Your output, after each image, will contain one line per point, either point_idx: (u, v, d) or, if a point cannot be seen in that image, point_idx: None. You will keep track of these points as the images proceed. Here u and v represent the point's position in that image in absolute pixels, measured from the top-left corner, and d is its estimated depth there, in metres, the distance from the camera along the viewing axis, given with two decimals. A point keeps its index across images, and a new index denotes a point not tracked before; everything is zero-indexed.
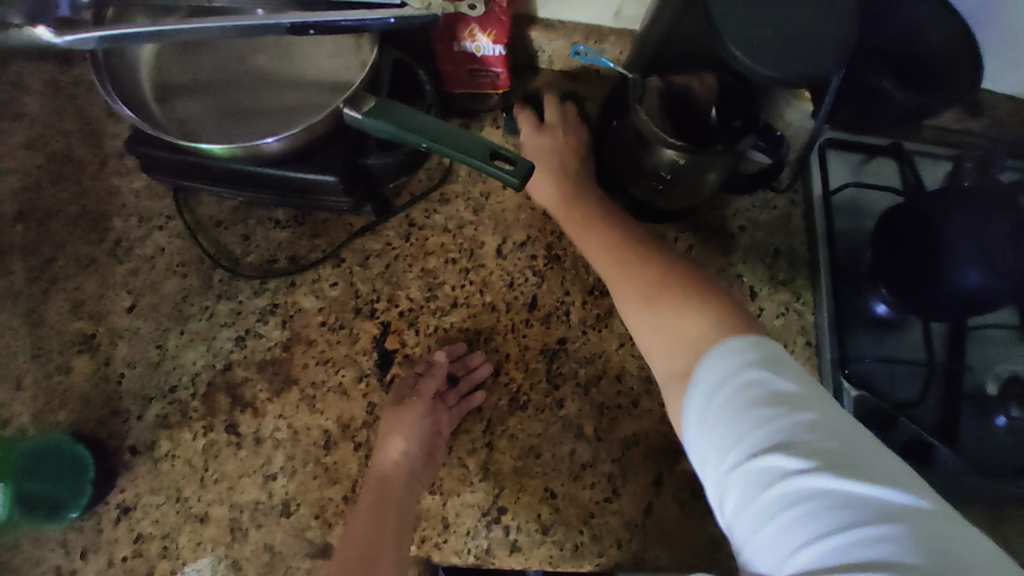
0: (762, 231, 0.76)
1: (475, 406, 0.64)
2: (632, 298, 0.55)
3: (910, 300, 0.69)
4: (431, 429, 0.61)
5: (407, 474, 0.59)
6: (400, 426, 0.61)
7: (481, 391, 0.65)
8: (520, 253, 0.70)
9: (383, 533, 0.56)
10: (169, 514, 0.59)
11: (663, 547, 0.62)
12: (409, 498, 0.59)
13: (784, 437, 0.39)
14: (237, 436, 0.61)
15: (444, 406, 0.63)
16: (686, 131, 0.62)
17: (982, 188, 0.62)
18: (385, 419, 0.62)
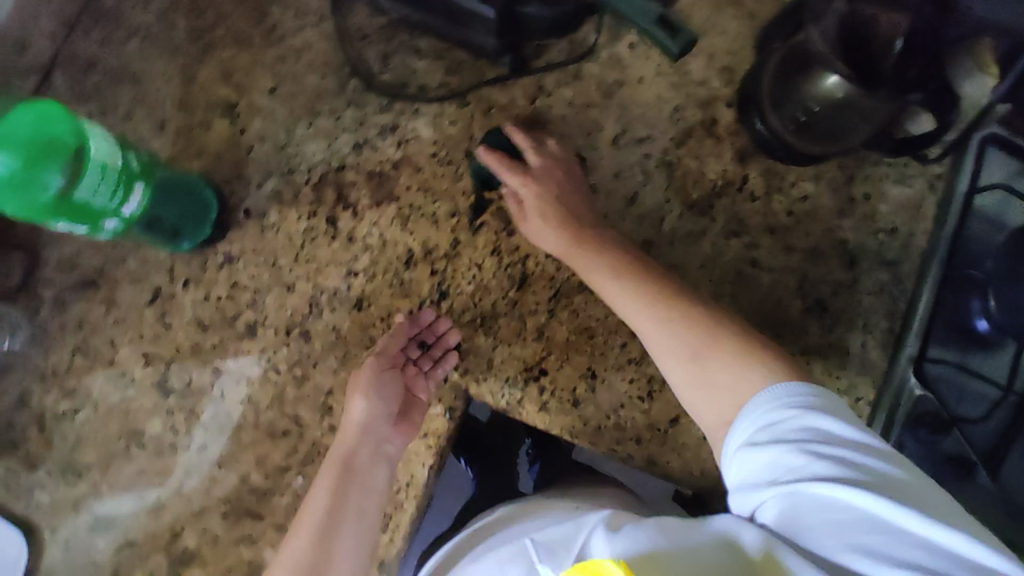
0: (887, 205, 0.70)
1: (452, 368, 0.66)
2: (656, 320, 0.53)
3: (1014, 322, 0.65)
4: (393, 392, 0.64)
5: (369, 431, 0.62)
6: (366, 389, 0.63)
7: (456, 352, 0.66)
8: (635, 149, 0.70)
9: (342, 504, 0.57)
10: (264, 275, 0.67)
11: (676, 456, 0.66)
12: (371, 457, 0.61)
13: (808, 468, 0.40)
14: (334, 229, 0.67)
15: (419, 370, 0.65)
16: (861, 64, 0.55)
17: None
18: (349, 384, 0.65)
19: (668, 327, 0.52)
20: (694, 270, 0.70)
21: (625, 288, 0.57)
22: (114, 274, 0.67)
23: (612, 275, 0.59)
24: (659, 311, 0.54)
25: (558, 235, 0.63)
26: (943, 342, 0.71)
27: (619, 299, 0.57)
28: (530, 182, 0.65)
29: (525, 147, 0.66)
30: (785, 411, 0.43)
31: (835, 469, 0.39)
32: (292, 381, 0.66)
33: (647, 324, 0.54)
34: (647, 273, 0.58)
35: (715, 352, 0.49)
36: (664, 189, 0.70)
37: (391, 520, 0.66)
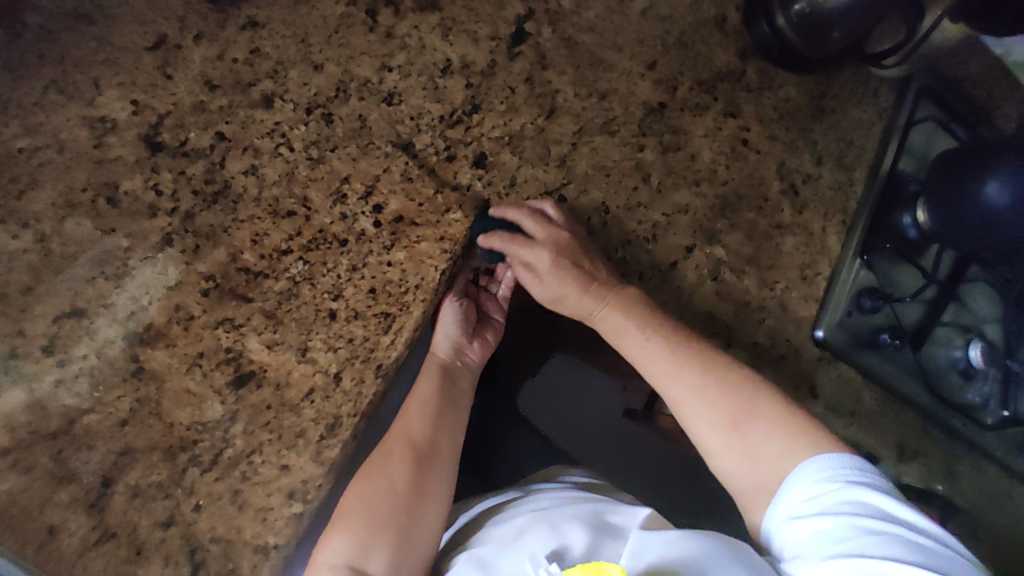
0: (849, 119, 0.83)
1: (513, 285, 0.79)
2: (701, 400, 0.58)
3: (938, 216, 0.77)
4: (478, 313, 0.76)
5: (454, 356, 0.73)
6: (444, 325, 0.72)
7: None
8: (658, 24, 0.77)
9: (440, 398, 0.69)
10: (291, 48, 0.63)
11: (670, 297, 0.72)
12: (460, 374, 0.73)
13: (837, 532, 0.46)
14: (373, 23, 0.65)
15: (488, 293, 0.78)
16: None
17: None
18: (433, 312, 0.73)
19: (733, 425, 0.56)
20: (698, 137, 0.76)
21: (676, 377, 0.60)
22: (113, 11, 0.60)
23: (655, 345, 0.62)
24: (717, 404, 0.57)
25: (579, 298, 0.64)
26: (884, 239, 0.81)
27: (668, 384, 0.60)
28: (544, 245, 0.63)
29: (526, 224, 0.64)
30: (834, 485, 0.49)
31: (864, 539, 0.44)
32: (306, 160, 0.61)
33: (707, 418, 0.57)
34: (682, 347, 0.61)
35: (756, 423, 0.56)
36: (678, 63, 0.77)
37: (395, 321, 0.62)
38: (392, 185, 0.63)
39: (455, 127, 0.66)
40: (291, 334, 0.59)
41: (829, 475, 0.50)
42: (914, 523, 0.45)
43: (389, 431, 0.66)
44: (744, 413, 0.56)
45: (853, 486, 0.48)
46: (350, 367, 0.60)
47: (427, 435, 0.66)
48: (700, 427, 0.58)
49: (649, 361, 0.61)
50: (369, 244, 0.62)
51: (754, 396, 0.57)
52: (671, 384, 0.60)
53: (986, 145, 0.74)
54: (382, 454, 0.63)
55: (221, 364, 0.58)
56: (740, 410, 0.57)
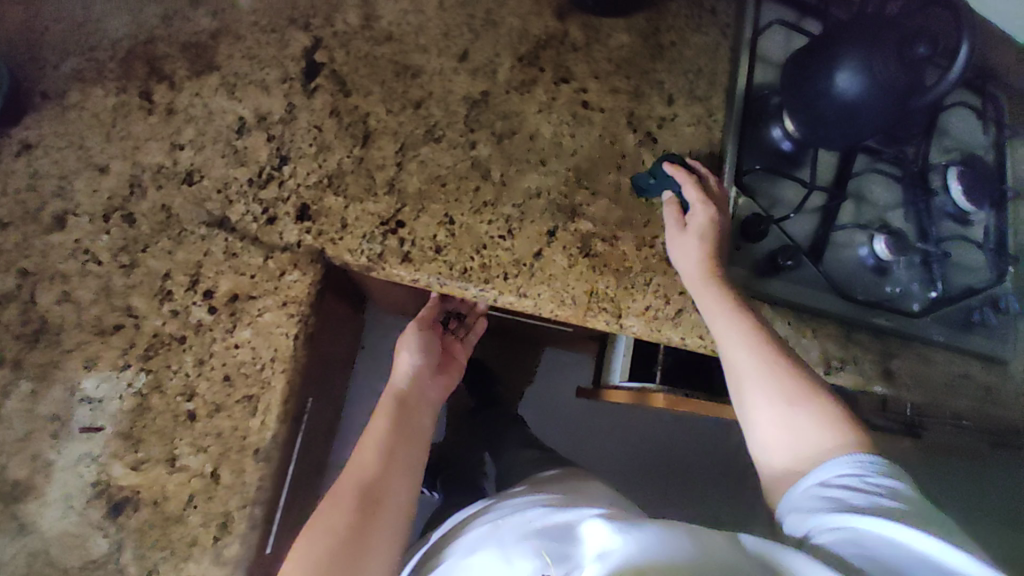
0: (690, 50, 0.80)
1: (481, 330, 0.96)
2: (756, 368, 0.58)
3: (802, 122, 0.74)
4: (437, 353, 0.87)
5: (419, 379, 0.80)
6: (404, 358, 0.82)
7: (482, 321, 0.97)
8: (460, 10, 0.72)
9: (399, 424, 0.71)
10: (70, 159, 0.60)
11: (546, 288, 0.68)
12: (422, 398, 0.78)
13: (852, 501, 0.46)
14: (150, 104, 0.62)
15: (452, 340, 0.92)
16: None
17: (877, 20, 0.67)
18: (399, 344, 0.85)
19: (789, 405, 0.55)
20: (533, 115, 0.72)
21: (753, 352, 0.59)
22: None
23: (740, 324, 0.61)
24: (772, 391, 0.57)
25: (677, 235, 0.68)
26: (759, 158, 0.79)
27: (736, 349, 0.61)
28: (710, 207, 0.66)
29: (687, 187, 0.68)
30: (846, 466, 0.49)
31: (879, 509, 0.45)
32: (119, 270, 0.59)
33: (766, 388, 0.57)
34: (772, 337, 0.61)
35: (807, 407, 0.54)
36: (493, 45, 0.72)
37: (259, 401, 0.60)
38: (218, 265, 0.61)
39: (267, 185, 0.63)
40: (154, 448, 0.58)
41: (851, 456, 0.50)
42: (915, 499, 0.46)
43: (340, 478, 0.65)
44: (806, 394, 0.56)
45: (871, 475, 0.48)
46: (226, 461, 0.59)
47: (377, 471, 0.65)
48: (758, 415, 0.57)
49: (720, 329, 0.62)
50: (210, 334, 0.60)
51: (825, 395, 0.56)
52: (736, 352, 0.60)
53: (828, 37, 0.70)
54: (330, 500, 0.61)
55: (92, 499, 0.57)
56: (803, 392, 0.56)
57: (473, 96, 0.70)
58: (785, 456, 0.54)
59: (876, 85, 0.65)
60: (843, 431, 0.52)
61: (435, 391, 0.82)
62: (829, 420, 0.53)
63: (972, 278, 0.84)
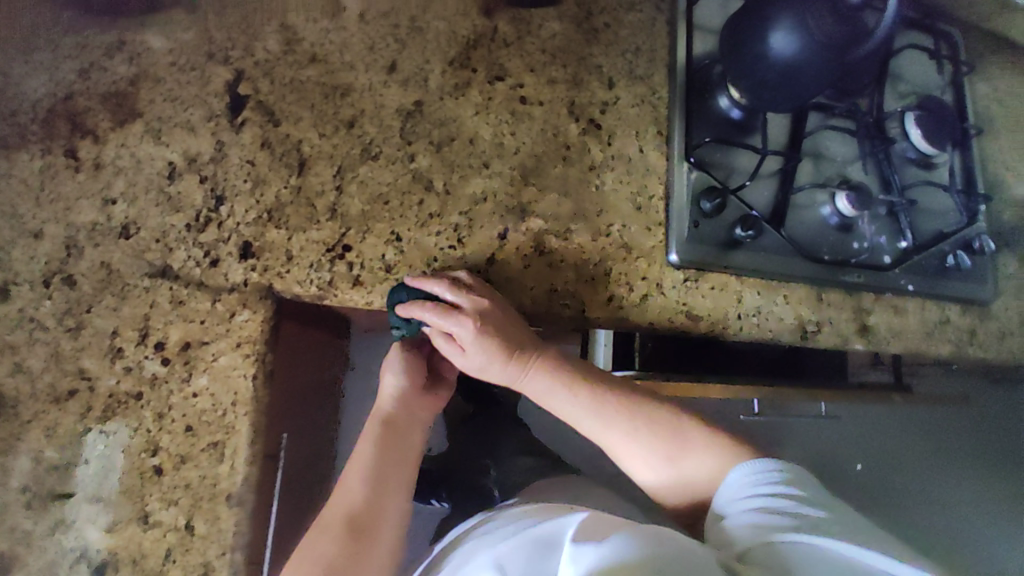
0: (625, 29, 0.78)
1: (477, 337, 0.93)
2: (622, 435, 0.64)
3: (746, 89, 0.72)
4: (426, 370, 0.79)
5: (406, 403, 0.75)
6: (389, 383, 0.76)
7: (475, 325, 0.94)
8: (383, 21, 0.71)
9: (387, 449, 0.70)
10: (3, 227, 0.59)
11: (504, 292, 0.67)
12: (411, 420, 0.75)
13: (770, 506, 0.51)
14: (76, 161, 0.61)
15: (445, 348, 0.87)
16: None
17: None
18: (381, 365, 0.77)
19: (669, 460, 0.63)
20: (471, 118, 0.70)
21: (612, 427, 0.65)
22: None
23: (580, 400, 0.65)
24: (650, 449, 0.64)
25: (502, 369, 0.65)
26: (710, 129, 0.77)
27: (596, 427, 0.65)
28: (469, 318, 0.63)
29: (450, 294, 0.63)
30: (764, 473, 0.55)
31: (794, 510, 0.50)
32: (66, 334, 0.58)
33: (646, 457, 0.64)
34: (613, 398, 0.66)
35: (688, 457, 0.62)
36: (421, 52, 0.71)
37: (226, 447, 0.59)
38: (166, 316, 0.60)
39: (206, 228, 0.62)
40: (125, 507, 0.57)
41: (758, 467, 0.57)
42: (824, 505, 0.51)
43: (328, 506, 0.64)
44: (672, 448, 0.63)
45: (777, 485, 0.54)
46: (200, 510, 0.58)
47: (366, 501, 0.64)
48: (641, 465, 0.64)
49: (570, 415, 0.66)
50: (167, 385, 0.59)
51: (687, 429, 0.64)
52: (610, 433, 0.65)
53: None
54: (319, 526, 0.62)
55: (71, 565, 0.56)
56: (669, 445, 0.63)
57: (406, 108, 0.69)
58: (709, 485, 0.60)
59: (815, 42, 0.63)
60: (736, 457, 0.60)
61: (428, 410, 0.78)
62: (708, 454, 0.61)
63: (943, 222, 0.82)
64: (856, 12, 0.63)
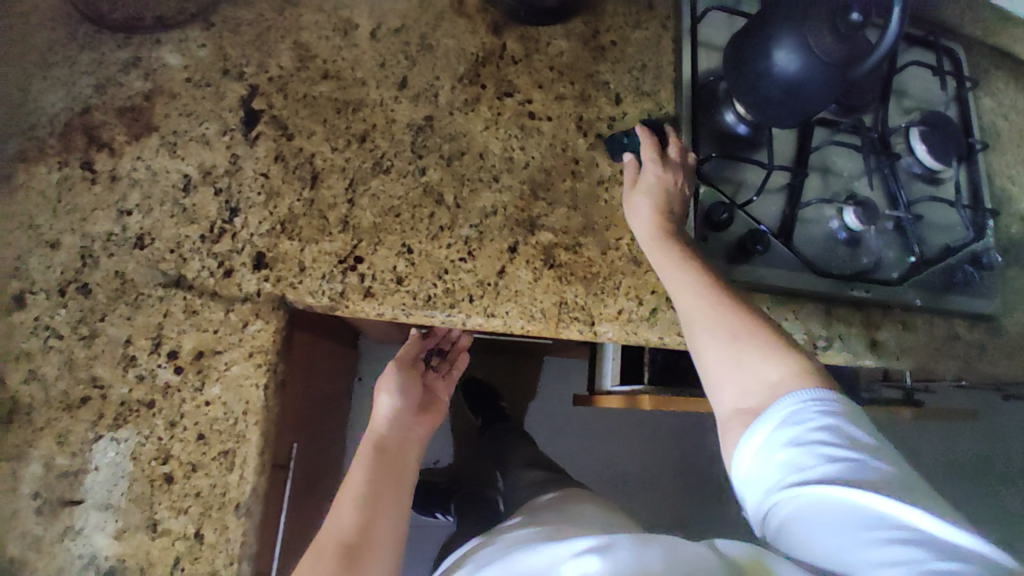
0: (631, 47, 0.79)
1: (466, 352, 0.95)
2: (711, 330, 0.56)
3: (752, 104, 0.73)
4: (419, 388, 0.84)
5: (400, 420, 0.78)
6: (383, 404, 0.78)
7: (465, 336, 0.94)
8: (394, 38, 0.72)
9: (379, 473, 0.70)
10: (21, 238, 0.60)
11: (513, 304, 0.67)
12: (405, 439, 0.77)
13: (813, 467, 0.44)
14: (93, 173, 0.62)
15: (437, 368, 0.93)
16: None
17: None
18: (376, 384, 0.80)
19: (731, 338, 0.55)
20: (480, 133, 0.72)
21: (719, 321, 0.56)
22: None
23: (694, 276, 0.60)
24: (718, 330, 0.56)
25: (633, 203, 0.68)
26: (716, 144, 0.79)
27: (687, 309, 0.58)
28: (657, 171, 0.69)
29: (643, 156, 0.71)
30: (790, 416, 0.47)
31: (854, 473, 0.43)
32: (79, 342, 0.59)
33: (716, 326, 0.56)
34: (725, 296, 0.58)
35: (763, 364, 0.52)
36: (431, 69, 0.72)
37: (236, 456, 0.60)
38: (180, 325, 0.61)
39: (220, 239, 0.63)
40: (134, 515, 0.57)
41: (813, 397, 0.48)
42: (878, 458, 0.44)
43: (319, 532, 0.64)
44: (744, 330, 0.55)
45: (828, 421, 0.46)
46: (208, 519, 0.58)
47: (360, 524, 0.64)
48: (732, 384, 0.53)
49: (676, 285, 0.61)
50: (179, 394, 0.60)
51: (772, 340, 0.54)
52: (690, 300, 0.59)
53: (762, 16, 0.70)
54: (312, 556, 0.61)
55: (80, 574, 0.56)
56: (741, 332, 0.55)
57: (417, 123, 0.70)
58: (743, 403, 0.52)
59: (815, 58, 0.64)
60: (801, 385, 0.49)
61: (416, 428, 0.82)
62: (779, 365, 0.51)
63: (948, 236, 0.82)
64: (859, 29, 0.64)
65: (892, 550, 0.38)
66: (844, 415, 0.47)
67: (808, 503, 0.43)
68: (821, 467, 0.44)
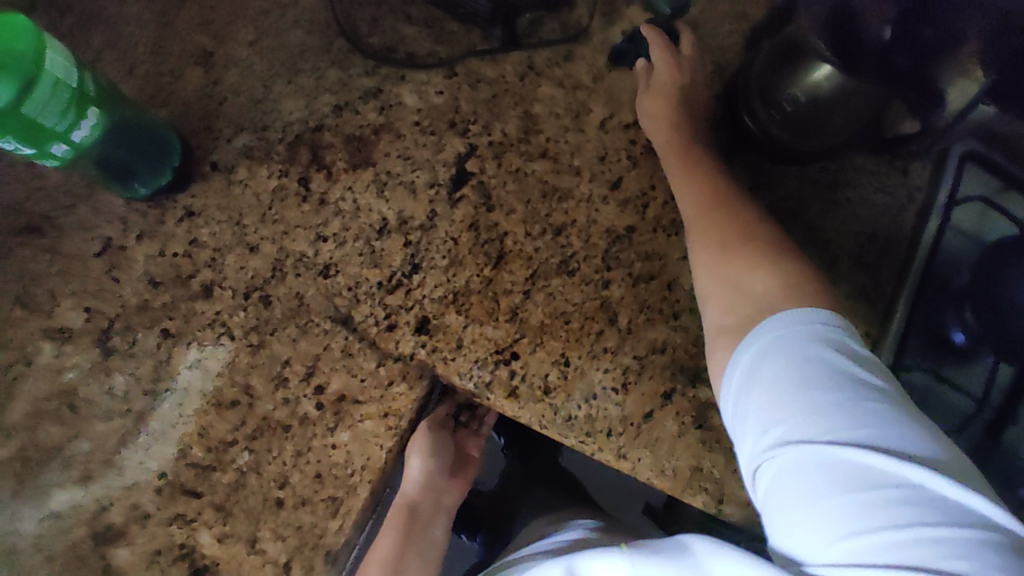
0: (868, 211, 0.70)
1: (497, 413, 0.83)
2: (712, 250, 0.56)
3: (994, 332, 0.62)
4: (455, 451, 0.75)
5: (432, 485, 0.71)
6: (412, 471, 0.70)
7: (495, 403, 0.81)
8: (622, 134, 0.68)
9: (411, 551, 0.66)
10: (226, 232, 0.63)
11: (647, 453, 0.63)
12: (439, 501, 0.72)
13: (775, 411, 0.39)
14: (306, 191, 0.64)
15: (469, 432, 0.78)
16: (787, 65, 0.60)
17: None
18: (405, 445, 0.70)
19: (724, 248, 0.56)
20: (676, 260, 0.66)
21: (714, 236, 0.57)
22: (60, 221, 0.63)
23: (708, 193, 0.61)
24: (713, 237, 0.57)
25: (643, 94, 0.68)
26: (921, 351, 0.68)
27: (687, 216, 0.61)
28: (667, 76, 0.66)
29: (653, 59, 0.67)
30: (789, 363, 0.40)
31: (820, 423, 0.37)
32: (246, 348, 0.62)
33: (709, 238, 0.57)
34: (736, 208, 0.59)
35: (756, 275, 0.52)
36: (649, 176, 0.68)
37: (342, 505, 0.60)
38: (333, 363, 0.62)
39: (394, 291, 0.63)
40: (241, 525, 0.60)
41: (794, 334, 0.42)
42: (857, 396, 0.37)
43: None
44: (738, 240, 0.56)
45: (800, 361, 0.40)
46: (300, 555, 0.60)
47: None
48: (719, 302, 0.53)
49: (686, 196, 0.62)
50: (313, 428, 0.61)
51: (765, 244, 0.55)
52: (690, 211, 0.61)
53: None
54: None
55: (177, 561, 0.59)
56: (738, 240, 0.56)
57: (613, 230, 0.66)
58: (720, 311, 0.52)
59: None
60: (778, 293, 0.49)
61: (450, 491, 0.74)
62: (760, 268, 0.52)
63: None
64: None
65: (883, 516, 0.32)
66: (858, 362, 0.39)
67: (778, 455, 0.37)
68: (809, 417, 0.37)
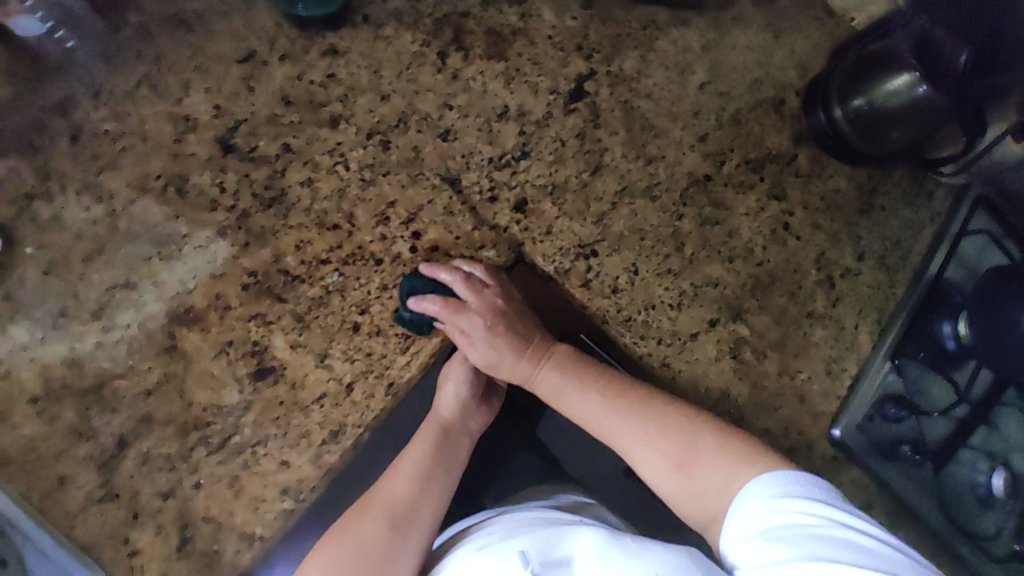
0: (895, 220, 0.82)
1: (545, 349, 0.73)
2: (660, 463, 0.50)
3: (982, 338, 0.70)
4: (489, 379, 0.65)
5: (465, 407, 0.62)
6: (449, 381, 0.61)
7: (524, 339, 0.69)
8: (715, 99, 0.78)
9: (439, 458, 0.58)
10: (363, 77, 0.68)
11: (688, 368, 0.71)
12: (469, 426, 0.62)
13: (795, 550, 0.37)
14: (442, 64, 0.70)
15: None
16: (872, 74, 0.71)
17: None
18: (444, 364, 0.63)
19: (678, 465, 0.49)
20: (739, 214, 0.76)
21: (654, 443, 0.51)
22: (212, 24, 0.67)
23: (612, 405, 0.54)
24: (664, 443, 0.50)
25: (512, 365, 0.59)
26: (917, 344, 0.78)
27: (596, 409, 0.55)
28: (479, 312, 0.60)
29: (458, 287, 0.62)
30: (792, 505, 0.41)
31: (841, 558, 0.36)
32: (358, 181, 0.66)
33: (652, 457, 0.50)
34: (644, 398, 0.54)
35: (700, 461, 0.48)
36: (730, 139, 0.78)
37: (413, 344, 0.63)
38: (434, 216, 0.67)
39: (502, 169, 0.69)
40: (315, 339, 0.62)
41: (785, 483, 0.42)
42: (865, 539, 0.38)
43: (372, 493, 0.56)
44: (692, 447, 0.49)
45: (804, 508, 0.40)
46: (363, 380, 0.62)
47: (409, 495, 0.54)
48: (692, 505, 0.47)
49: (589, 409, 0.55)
50: (402, 267, 0.65)
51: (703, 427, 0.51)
52: (607, 418, 0.54)
53: None
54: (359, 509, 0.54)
55: (247, 355, 0.61)
56: (681, 445, 0.50)
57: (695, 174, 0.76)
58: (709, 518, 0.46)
59: None
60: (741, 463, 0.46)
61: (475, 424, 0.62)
62: (723, 457, 0.47)
63: None
64: None
65: None
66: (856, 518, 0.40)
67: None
68: (820, 552, 0.37)
